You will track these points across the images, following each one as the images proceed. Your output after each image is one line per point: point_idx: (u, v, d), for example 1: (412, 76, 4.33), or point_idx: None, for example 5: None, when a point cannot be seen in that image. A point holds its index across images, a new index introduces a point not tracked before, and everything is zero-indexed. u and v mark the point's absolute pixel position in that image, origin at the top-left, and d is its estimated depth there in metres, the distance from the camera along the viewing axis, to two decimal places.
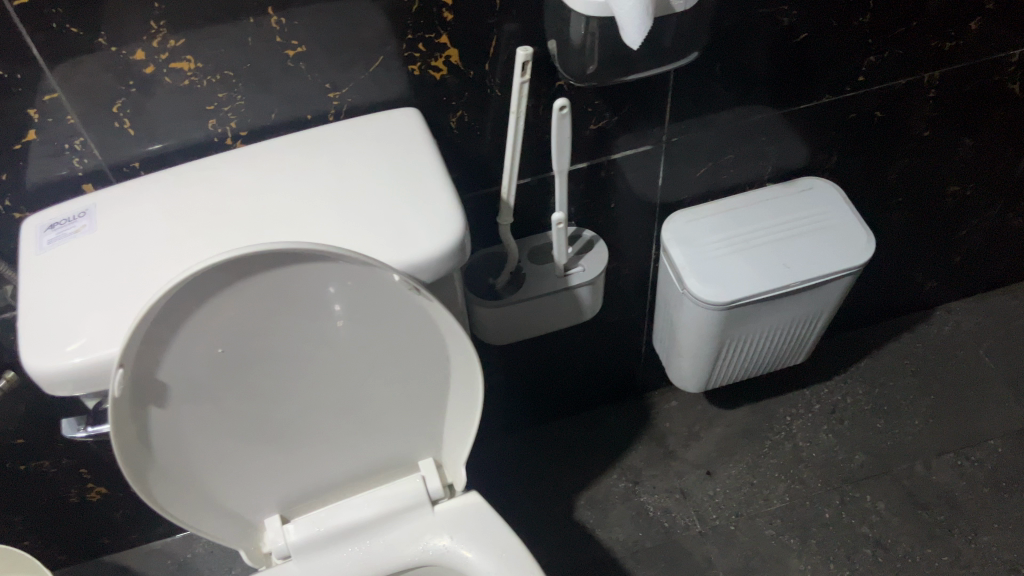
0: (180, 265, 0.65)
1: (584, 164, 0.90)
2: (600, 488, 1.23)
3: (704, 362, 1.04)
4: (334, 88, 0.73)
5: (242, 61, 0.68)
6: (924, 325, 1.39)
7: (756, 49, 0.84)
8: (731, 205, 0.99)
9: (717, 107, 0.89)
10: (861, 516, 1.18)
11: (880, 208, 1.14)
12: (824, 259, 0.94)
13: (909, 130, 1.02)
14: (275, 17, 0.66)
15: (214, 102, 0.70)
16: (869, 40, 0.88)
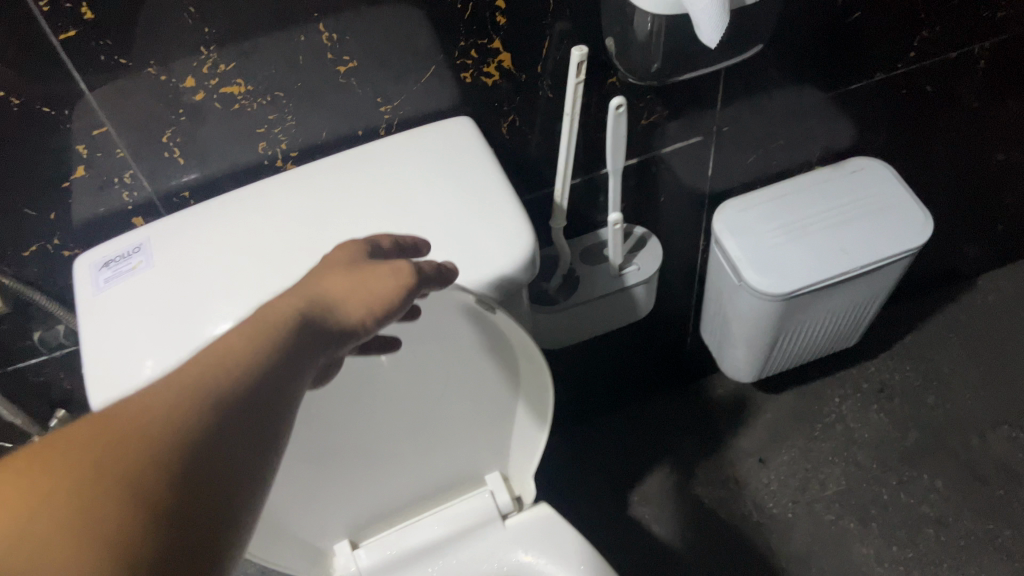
0: (247, 299, 0.63)
1: (634, 160, 0.88)
2: (653, 482, 1.21)
3: (758, 350, 1.03)
4: (386, 101, 0.70)
5: (293, 80, 0.66)
6: (968, 294, 1.37)
7: (809, 31, 0.82)
8: (781, 191, 0.97)
9: (768, 92, 0.87)
10: (921, 495, 1.17)
11: (926, 181, 1.11)
12: (882, 242, 0.92)
13: (958, 102, 0.99)
14: (327, 33, 0.64)
15: (265, 124, 0.68)
16: (922, 14, 0.85)
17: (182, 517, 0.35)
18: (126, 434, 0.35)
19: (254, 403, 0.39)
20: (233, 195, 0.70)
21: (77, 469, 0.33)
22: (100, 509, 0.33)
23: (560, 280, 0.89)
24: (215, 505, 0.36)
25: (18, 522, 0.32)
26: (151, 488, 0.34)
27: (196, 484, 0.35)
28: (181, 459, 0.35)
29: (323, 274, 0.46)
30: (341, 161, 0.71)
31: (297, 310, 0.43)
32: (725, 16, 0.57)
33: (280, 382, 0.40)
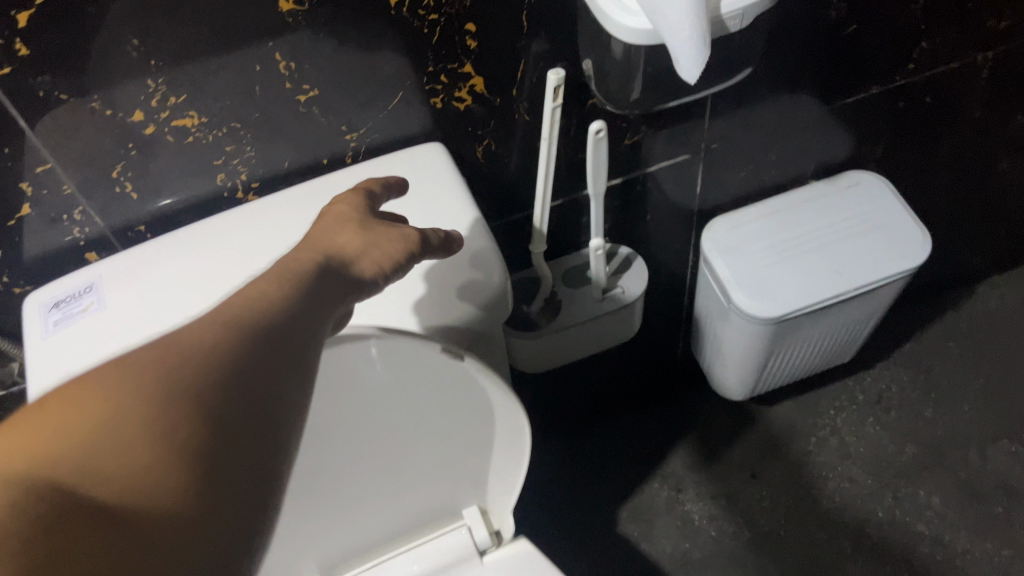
0: None
1: (618, 180, 0.84)
2: (643, 498, 1.18)
3: (749, 369, 1.00)
4: (351, 129, 0.67)
5: (250, 112, 0.62)
6: (969, 301, 1.33)
7: (802, 45, 0.77)
8: (773, 207, 0.93)
9: (758, 109, 0.83)
10: (917, 512, 1.14)
11: (927, 192, 1.07)
12: (876, 263, 0.88)
13: (960, 113, 0.95)
14: (284, 62, 0.60)
15: (222, 156, 0.64)
16: (923, 27, 0.81)
17: (232, 445, 0.32)
18: (163, 370, 0.32)
19: (294, 331, 0.36)
20: (191, 229, 0.67)
21: (118, 400, 0.31)
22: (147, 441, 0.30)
23: (541, 304, 0.86)
24: (265, 428, 0.33)
25: (65, 456, 0.29)
26: (197, 419, 0.31)
27: (243, 411, 0.33)
28: (226, 389, 0.32)
29: (326, 229, 0.45)
30: (306, 194, 0.67)
31: (315, 260, 0.41)
32: (709, 44, 0.53)
33: (314, 315, 0.38)
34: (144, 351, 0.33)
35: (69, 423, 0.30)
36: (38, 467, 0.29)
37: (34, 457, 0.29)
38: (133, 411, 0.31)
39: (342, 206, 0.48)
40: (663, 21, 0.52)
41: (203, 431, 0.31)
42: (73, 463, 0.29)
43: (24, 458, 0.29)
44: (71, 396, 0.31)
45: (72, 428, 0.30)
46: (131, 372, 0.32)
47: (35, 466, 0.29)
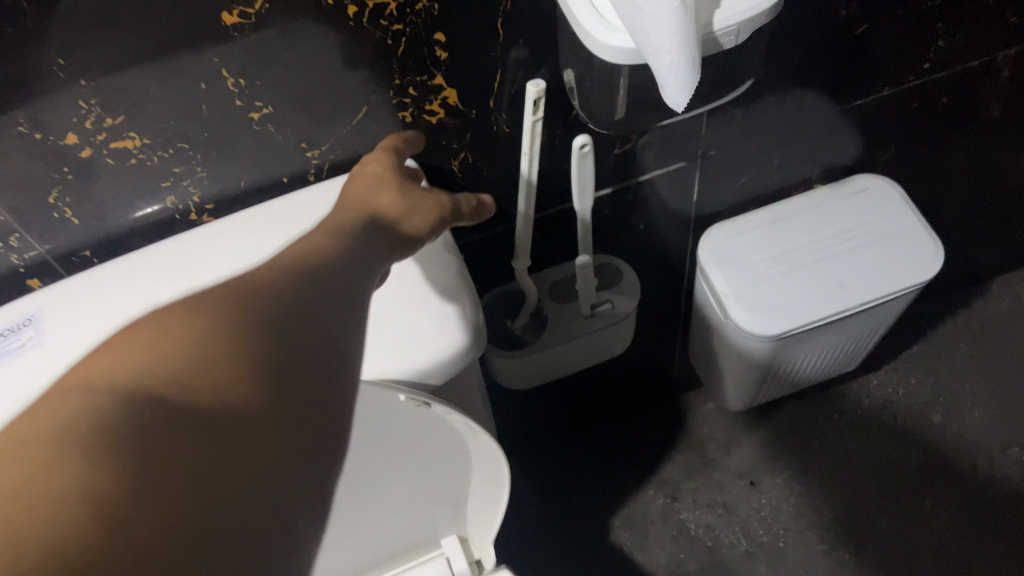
0: None
1: (608, 190, 0.79)
2: (637, 505, 1.14)
3: (749, 380, 0.95)
4: (312, 146, 0.61)
5: (198, 132, 0.57)
6: (980, 300, 1.28)
7: (808, 46, 0.71)
8: (775, 215, 0.88)
9: (759, 114, 0.77)
10: (921, 523, 1.09)
11: (940, 193, 1.01)
12: (883, 278, 0.83)
13: (978, 113, 0.89)
14: (232, 79, 0.54)
15: (170, 178, 0.59)
16: (941, 25, 0.74)
17: (317, 372, 0.30)
18: (246, 299, 0.30)
19: (351, 282, 0.35)
20: (136, 256, 0.61)
21: (209, 322, 0.28)
22: (244, 361, 0.28)
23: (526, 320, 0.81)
24: (340, 361, 0.32)
25: (169, 366, 0.27)
26: (284, 344, 0.30)
27: (321, 342, 0.31)
28: (306, 318, 0.31)
29: (366, 185, 0.46)
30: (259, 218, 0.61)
31: (366, 216, 0.42)
32: (699, 65, 0.48)
33: (361, 268, 0.37)
34: (220, 287, 0.31)
35: (164, 338, 0.27)
36: (138, 377, 0.26)
37: (133, 368, 0.26)
38: (228, 330, 0.28)
39: (372, 166, 0.49)
40: (647, 43, 0.47)
41: (295, 355, 0.30)
42: (176, 373, 0.27)
43: (124, 371, 0.26)
44: (152, 320, 0.28)
45: (168, 342, 0.27)
46: (213, 299, 0.30)
47: (141, 375, 0.26)
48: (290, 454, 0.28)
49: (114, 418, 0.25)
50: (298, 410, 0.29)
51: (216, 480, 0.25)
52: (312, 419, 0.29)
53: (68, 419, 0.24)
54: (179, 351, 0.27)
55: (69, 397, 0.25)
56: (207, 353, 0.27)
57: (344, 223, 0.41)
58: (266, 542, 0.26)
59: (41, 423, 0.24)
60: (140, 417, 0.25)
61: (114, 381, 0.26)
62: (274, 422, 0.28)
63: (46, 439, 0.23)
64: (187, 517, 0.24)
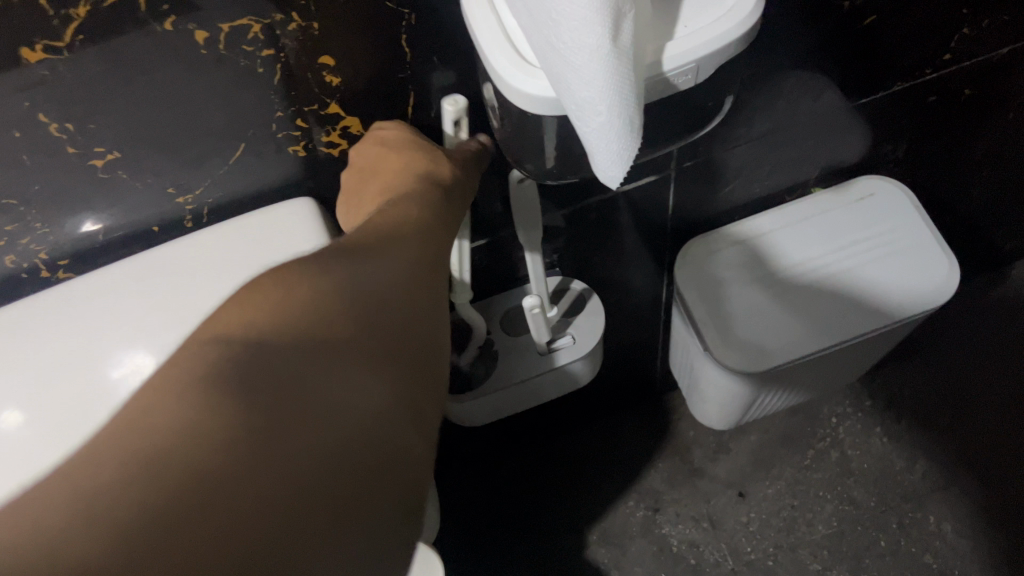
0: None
1: (565, 210, 0.67)
2: (615, 519, 1.05)
3: (734, 400, 0.87)
4: (182, 191, 0.50)
5: (26, 185, 0.45)
6: (997, 291, 1.17)
7: (803, 42, 0.59)
8: (769, 225, 0.77)
9: (744, 119, 0.65)
10: (924, 541, 1.00)
11: (960, 188, 0.89)
12: (886, 304, 0.73)
13: (1005, 103, 0.76)
14: (55, 123, 0.43)
15: (4, 236, 0.48)
16: (964, 11, 0.61)
17: (405, 328, 0.33)
18: (336, 268, 0.32)
19: (429, 247, 0.38)
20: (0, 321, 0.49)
21: (291, 280, 0.31)
22: (345, 318, 0.31)
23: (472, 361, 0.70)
24: (425, 322, 0.34)
25: (280, 322, 0.29)
26: (375, 302, 0.32)
27: (405, 301, 0.33)
28: (391, 281, 0.33)
29: (402, 156, 0.46)
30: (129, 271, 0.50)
31: (428, 185, 0.43)
32: (640, 128, 0.36)
33: (434, 228, 0.39)
34: (311, 254, 0.33)
35: (271, 298, 0.30)
36: (254, 332, 0.28)
37: (247, 327, 0.29)
38: (326, 293, 0.31)
39: (390, 132, 0.48)
40: (569, 97, 0.35)
41: (389, 314, 0.32)
42: (286, 329, 0.29)
43: (242, 328, 0.28)
44: (257, 281, 0.30)
45: (274, 302, 0.30)
46: (306, 266, 0.32)
47: (254, 333, 0.28)
48: (394, 402, 0.30)
49: (239, 372, 0.27)
50: (395, 362, 0.31)
51: (329, 424, 0.28)
52: (407, 369, 0.32)
53: (199, 368, 0.26)
54: (285, 310, 0.29)
55: (192, 354, 0.27)
56: (310, 313, 0.30)
57: (401, 199, 0.40)
58: (379, 480, 0.29)
59: (174, 372, 0.26)
60: (262, 370, 0.27)
61: (236, 337, 0.28)
62: (379, 372, 0.30)
63: (181, 385, 0.26)
64: (306, 456, 0.27)
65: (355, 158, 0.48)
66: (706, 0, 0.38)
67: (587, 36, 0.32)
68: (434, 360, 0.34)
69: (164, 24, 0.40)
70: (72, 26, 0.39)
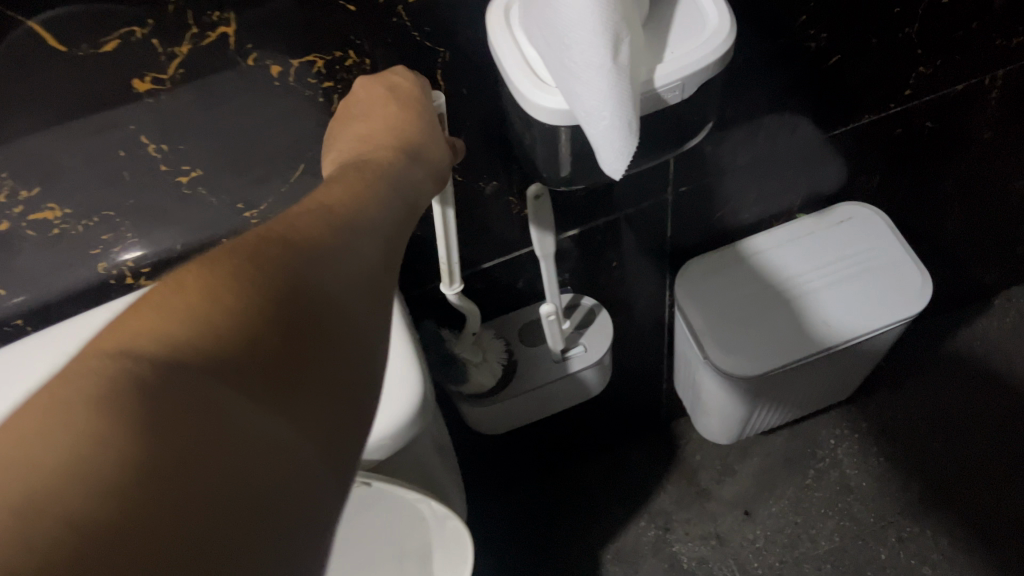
0: None
1: (576, 231, 0.75)
2: (628, 539, 1.11)
3: (734, 415, 0.94)
4: (249, 207, 0.58)
5: (124, 199, 0.54)
6: (981, 318, 1.23)
7: (779, 80, 0.68)
8: (758, 246, 0.85)
9: (732, 148, 0.74)
10: (923, 554, 1.05)
11: (935, 218, 0.97)
12: (868, 314, 0.80)
13: (968, 135, 0.85)
14: (152, 144, 0.51)
15: (99, 245, 0.56)
16: (919, 51, 0.71)
17: (338, 348, 0.30)
18: (275, 267, 0.29)
19: (379, 248, 0.35)
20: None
21: (216, 280, 0.28)
22: (277, 337, 0.27)
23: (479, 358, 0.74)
24: (361, 339, 0.31)
25: (193, 337, 0.26)
26: (309, 320, 0.29)
27: (345, 314, 0.31)
28: (331, 289, 0.30)
29: (396, 112, 0.47)
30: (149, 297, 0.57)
31: (395, 158, 0.43)
32: (637, 130, 0.45)
33: (387, 229, 0.36)
34: (242, 246, 0.30)
35: (185, 305, 0.26)
36: (164, 347, 0.25)
37: (160, 340, 0.25)
38: (258, 300, 0.28)
39: (399, 83, 0.50)
40: (580, 106, 0.44)
41: (324, 329, 0.29)
42: (200, 345, 0.26)
43: (152, 345, 0.25)
44: (177, 283, 0.27)
45: (191, 309, 0.26)
46: (237, 261, 0.29)
47: (164, 351, 0.25)
48: (320, 430, 0.28)
49: (148, 401, 0.24)
50: (325, 386, 0.28)
51: (246, 456, 0.25)
52: (338, 393, 0.29)
53: (96, 390, 0.23)
54: (205, 321, 0.26)
55: (92, 374, 0.24)
56: (234, 326, 0.27)
57: (358, 190, 0.37)
58: (304, 520, 0.26)
59: (65, 401, 0.23)
60: (172, 396, 0.24)
61: (145, 354, 0.25)
62: (302, 400, 0.27)
63: (82, 407, 0.23)
64: (223, 502, 0.23)
65: (361, 90, 0.50)
66: (689, 31, 0.47)
67: (594, 56, 0.42)
68: (371, 381, 0.31)
69: (247, 60, 0.49)
70: (175, 62, 0.48)
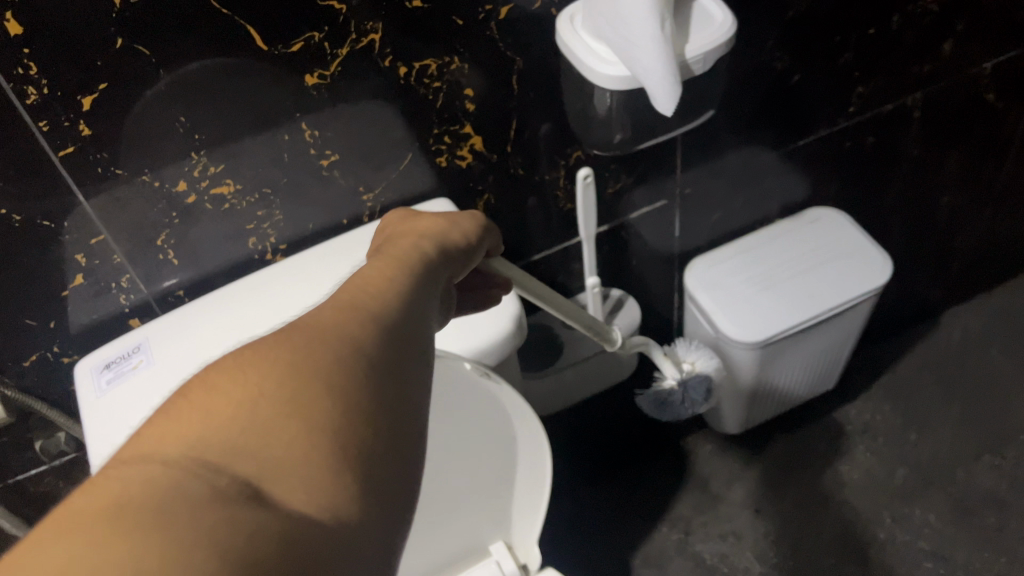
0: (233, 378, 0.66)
1: (605, 227, 0.93)
2: (654, 544, 1.22)
3: (741, 402, 1.08)
4: (368, 190, 0.75)
5: (279, 178, 0.70)
6: (935, 333, 1.41)
7: (756, 94, 0.88)
8: (746, 245, 1.03)
9: (724, 154, 0.92)
10: (916, 531, 1.18)
11: (883, 227, 1.17)
12: (846, 287, 0.96)
13: (902, 151, 1.06)
14: (309, 129, 0.68)
15: (254, 220, 0.72)
16: (856, 73, 0.92)
17: (367, 441, 0.30)
18: (299, 364, 0.30)
19: (404, 344, 0.34)
20: (147, 324, 0.72)
21: (235, 383, 0.30)
22: (292, 427, 0.29)
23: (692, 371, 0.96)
24: (398, 415, 0.32)
25: (212, 435, 0.28)
26: (329, 420, 0.30)
27: (380, 393, 0.32)
28: (356, 383, 0.31)
29: (393, 231, 0.44)
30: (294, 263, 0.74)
31: (415, 255, 0.40)
32: (679, 79, 0.62)
33: (417, 322, 0.36)
34: (264, 344, 0.32)
35: (214, 411, 0.29)
36: (184, 450, 0.28)
37: (188, 444, 0.28)
38: (266, 396, 0.30)
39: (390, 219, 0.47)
40: (639, 63, 0.62)
41: (343, 411, 0.30)
42: (224, 445, 0.28)
43: (178, 451, 0.28)
44: (205, 389, 0.30)
45: (212, 417, 0.29)
46: (262, 362, 0.31)
47: (190, 455, 0.28)
48: (339, 531, 0.28)
49: (167, 497, 0.26)
50: (348, 482, 0.29)
51: (265, 554, 0.26)
52: (363, 493, 0.29)
53: (113, 498, 0.25)
54: (230, 428, 0.29)
55: (123, 478, 0.26)
56: (248, 425, 0.29)
57: (388, 273, 0.37)
58: None
59: (92, 497, 0.25)
60: (190, 492, 0.26)
61: (168, 459, 0.27)
62: (322, 499, 0.28)
63: (97, 519, 0.24)
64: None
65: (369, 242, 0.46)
66: (704, 22, 0.66)
67: (648, 25, 0.60)
68: (402, 482, 0.31)
69: (384, 61, 0.67)
70: (337, 61, 0.65)
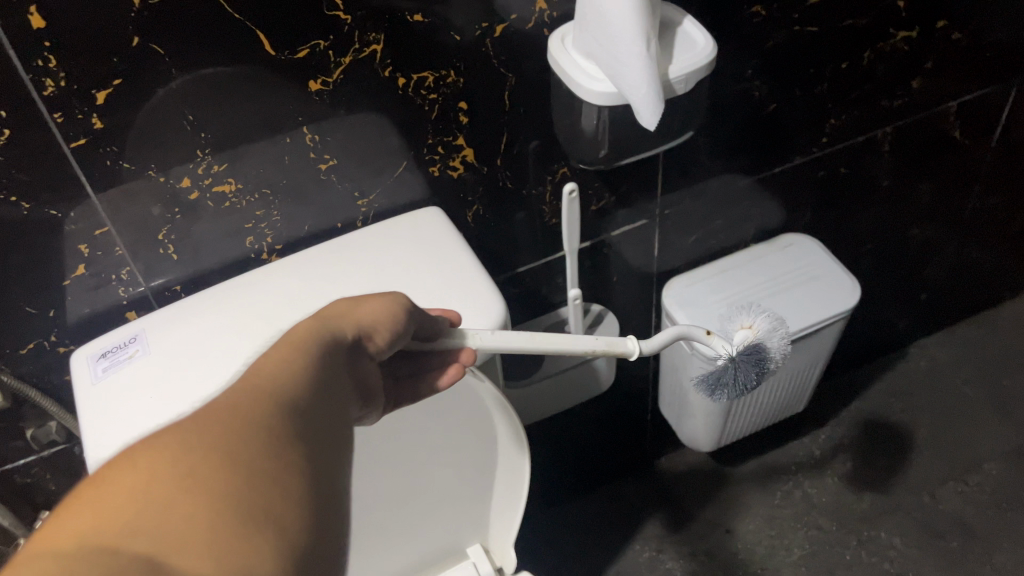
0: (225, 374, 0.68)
1: (588, 244, 0.96)
2: (627, 560, 1.24)
3: (714, 421, 1.10)
4: (363, 195, 0.78)
5: (279, 179, 0.73)
6: (903, 362, 1.46)
7: (735, 120, 0.92)
8: (722, 267, 1.06)
9: (704, 177, 0.97)
10: (881, 553, 1.21)
11: (854, 256, 1.22)
12: (818, 308, 1.01)
13: (873, 183, 1.11)
14: (310, 133, 0.71)
15: (252, 220, 0.75)
16: (830, 105, 0.97)
17: (270, 509, 0.34)
18: (199, 452, 0.34)
19: (297, 429, 0.38)
20: (142, 317, 0.74)
21: (138, 472, 0.33)
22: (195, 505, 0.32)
23: None
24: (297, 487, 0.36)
25: (121, 520, 0.31)
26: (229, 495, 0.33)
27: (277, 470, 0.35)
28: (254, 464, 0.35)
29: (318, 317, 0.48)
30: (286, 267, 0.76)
31: (318, 342, 0.44)
32: (662, 95, 0.66)
33: (308, 411, 0.40)
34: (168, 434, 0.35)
35: (121, 497, 0.32)
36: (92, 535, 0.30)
37: (97, 526, 0.31)
38: (170, 481, 0.33)
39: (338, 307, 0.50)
40: (624, 79, 0.66)
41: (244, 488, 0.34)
42: (132, 525, 0.31)
43: (81, 540, 0.30)
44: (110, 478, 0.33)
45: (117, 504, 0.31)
46: (164, 451, 0.34)
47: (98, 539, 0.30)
48: None
49: None
50: (253, 545, 0.32)
51: None
52: (270, 554, 0.33)
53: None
54: (132, 511, 0.31)
55: (35, 564, 0.28)
56: (153, 507, 0.32)
57: (281, 364, 0.41)
58: None
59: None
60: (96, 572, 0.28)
61: (79, 543, 0.30)
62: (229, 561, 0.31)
63: None
64: None
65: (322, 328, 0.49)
66: (687, 45, 0.70)
67: (633, 43, 0.64)
68: (308, 543, 0.35)
69: (384, 71, 0.70)
70: (340, 69, 0.68)
